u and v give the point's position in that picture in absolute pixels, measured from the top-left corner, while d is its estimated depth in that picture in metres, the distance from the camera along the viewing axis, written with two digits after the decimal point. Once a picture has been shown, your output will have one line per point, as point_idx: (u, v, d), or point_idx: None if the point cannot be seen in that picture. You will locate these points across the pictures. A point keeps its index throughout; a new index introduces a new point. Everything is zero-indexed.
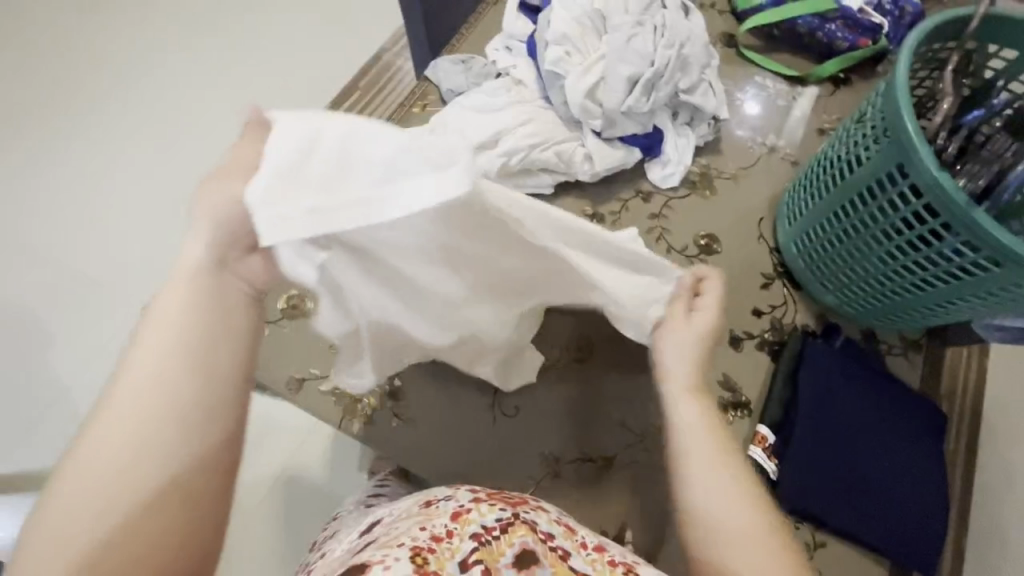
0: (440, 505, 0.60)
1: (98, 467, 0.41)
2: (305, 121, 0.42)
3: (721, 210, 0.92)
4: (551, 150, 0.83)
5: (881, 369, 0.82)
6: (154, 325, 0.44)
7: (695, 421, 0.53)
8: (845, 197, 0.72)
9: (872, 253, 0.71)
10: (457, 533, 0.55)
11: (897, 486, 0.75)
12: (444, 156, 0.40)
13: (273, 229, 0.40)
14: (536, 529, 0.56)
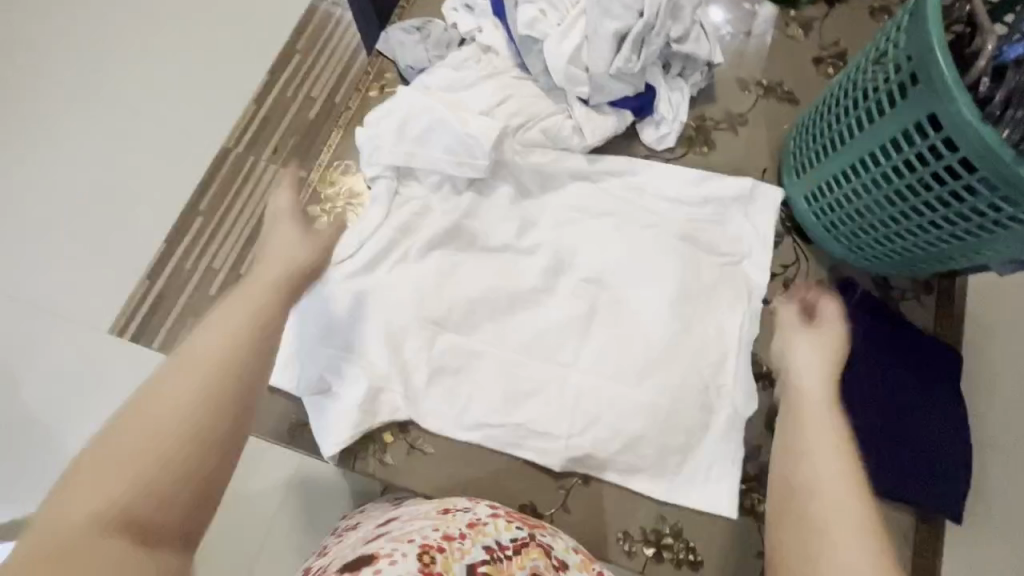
0: (458, 508, 0.55)
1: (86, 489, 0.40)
2: (413, 97, 0.72)
3: (720, 167, 0.86)
4: (534, 129, 0.76)
5: (902, 321, 0.80)
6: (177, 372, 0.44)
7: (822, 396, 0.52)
8: (864, 150, 0.66)
9: (893, 210, 0.67)
10: (470, 537, 0.51)
11: (924, 438, 0.75)
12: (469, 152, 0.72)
13: (372, 155, 0.74)
14: (549, 555, 0.53)
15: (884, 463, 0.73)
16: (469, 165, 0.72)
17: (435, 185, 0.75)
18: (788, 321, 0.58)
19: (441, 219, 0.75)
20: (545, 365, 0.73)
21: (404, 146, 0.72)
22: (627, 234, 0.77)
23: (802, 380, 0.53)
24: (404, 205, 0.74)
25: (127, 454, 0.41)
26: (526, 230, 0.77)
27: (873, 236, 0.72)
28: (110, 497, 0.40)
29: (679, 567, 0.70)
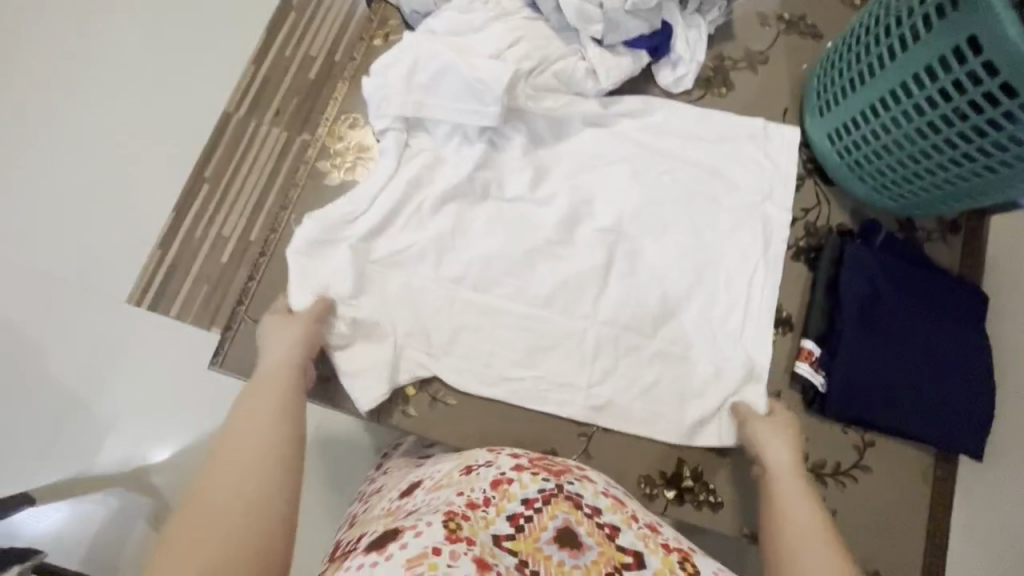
0: (481, 471, 0.56)
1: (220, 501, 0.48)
2: (419, 45, 0.69)
3: (739, 109, 0.82)
4: (547, 73, 0.73)
5: (925, 261, 0.79)
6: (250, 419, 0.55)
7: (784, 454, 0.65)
8: (896, 80, 0.63)
9: (925, 145, 0.64)
10: (495, 502, 0.52)
11: (946, 378, 0.74)
12: (479, 101, 0.69)
13: (378, 109, 0.71)
14: (579, 506, 0.53)
15: (905, 405, 0.73)
16: (480, 115, 0.70)
17: (444, 137, 0.74)
18: (754, 426, 0.68)
19: (454, 168, 0.73)
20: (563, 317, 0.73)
21: (413, 98, 0.70)
22: (644, 183, 0.76)
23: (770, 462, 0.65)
24: (414, 160, 0.73)
25: (238, 477, 0.49)
26: (541, 180, 0.75)
27: (900, 174, 0.70)
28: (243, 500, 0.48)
29: (701, 508, 0.70)
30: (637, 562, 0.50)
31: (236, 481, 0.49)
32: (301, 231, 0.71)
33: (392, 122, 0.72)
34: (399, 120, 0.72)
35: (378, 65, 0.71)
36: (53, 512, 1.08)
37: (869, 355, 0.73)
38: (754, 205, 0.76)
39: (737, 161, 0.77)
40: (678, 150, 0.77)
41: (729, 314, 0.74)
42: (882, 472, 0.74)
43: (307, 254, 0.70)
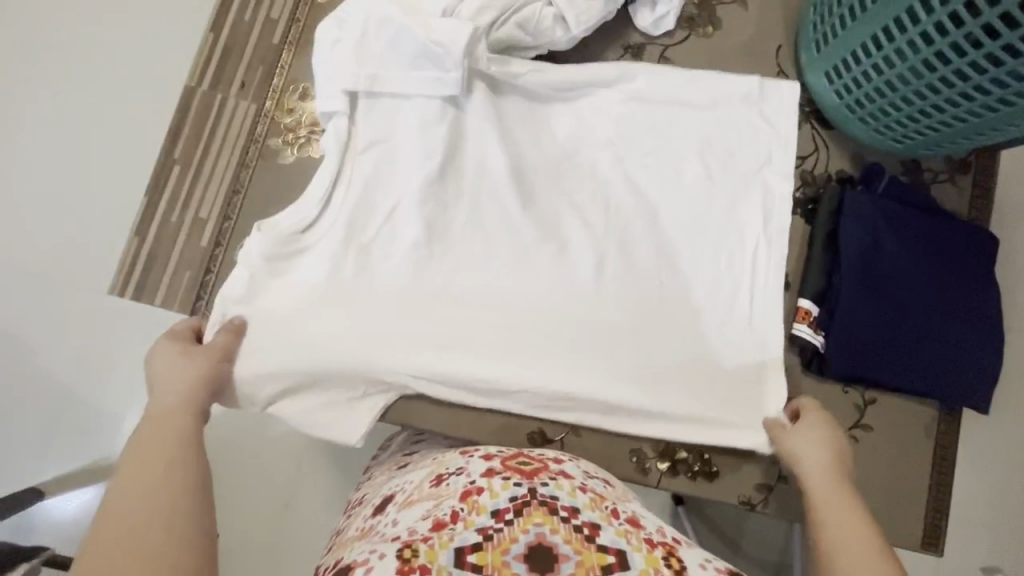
0: (451, 481, 0.55)
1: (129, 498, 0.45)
2: (365, 4, 0.63)
3: (728, 49, 0.75)
4: (510, 24, 0.64)
5: (930, 206, 0.73)
6: (159, 421, 0.52)
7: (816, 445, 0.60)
8: (900, 6, 0.56)
9: (932, 79, 0.58)
10: (464, 516, 0.50)
11: (953, 332, 0.70)
12: (439, 68, 0.63)
13: (322, 88, 0.64)
14: (554, 510, 0.50)
15: (908, 361, 0.70)
16: (439, 82, 0.63)
17: (401, 107, 0.66)
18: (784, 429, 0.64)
19: (417, 134, 0.66)
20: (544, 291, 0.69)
21: (363, 66, 0.63)
22: (627, 141, 0.70)
23: (803, 463, 0.59)
24: (368, 130, 0.66)
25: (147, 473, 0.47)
26: (512, 145, 0.69)
27: (905, 112, 0.63)
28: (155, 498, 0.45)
29: (694, 478, 0.68)
30: (620, 562, 0.48)
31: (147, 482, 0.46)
32: (247, 246, 0.65)
33: (338, 103, 0.64)
34: (349, 96, 0.65)
35: (322, 31, 0.65)
36: (77, 495, 1.08)
37: (872, 313, 0.69)
38: (749, 161, 0.70)
39: (731, 117, 0.71)
40: (664, 109, 0.70)
41: (735, 285, 0.69)
42: (884, 432, 0.72)
43: (257, 269, 0.64)
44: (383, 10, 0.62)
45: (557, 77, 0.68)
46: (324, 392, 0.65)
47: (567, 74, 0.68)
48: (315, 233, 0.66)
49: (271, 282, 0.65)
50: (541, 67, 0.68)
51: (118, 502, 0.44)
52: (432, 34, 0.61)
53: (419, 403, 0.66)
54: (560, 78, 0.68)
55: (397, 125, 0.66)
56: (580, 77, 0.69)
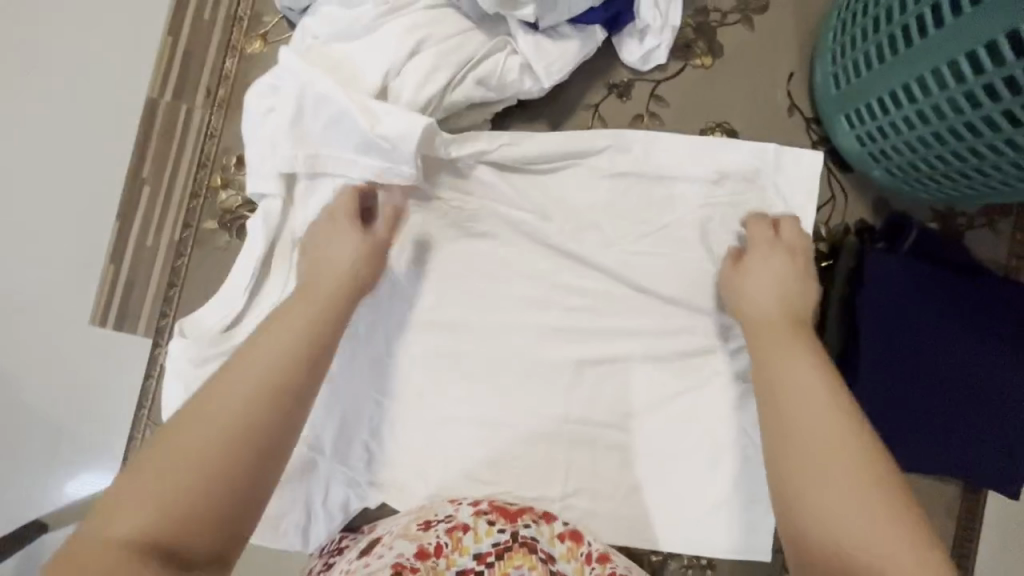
0: (438, 524, 0.49)
1: (208, 418, 0.42)
2: (300, 67, 0.53)
3: (729, 82, 0.64)
4: (470, 78, 0.55)
5: (966, 262, 0.64)
6: (271, 329, 0.48)
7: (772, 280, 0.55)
8: (942, 59, 0.46)
9: (974, 143, 0.48)
10: (448, 552, 0.48)
11: (986, 407, 0.62)
12: (390, 155, 0.53)
13: (257, 166, 0.55)
14: (533, 552, 0.49)
15: (932, 441, 0.62)
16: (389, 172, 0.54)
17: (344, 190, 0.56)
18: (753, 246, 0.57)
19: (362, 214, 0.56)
20: (516, 382, 0.59)
21: (302, 147, 0.54)
22: (615, 201, 0.60)
23: (756, 313, 0.54)
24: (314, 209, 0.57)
25: (236, 397, 0.43)
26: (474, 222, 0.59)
27: (939, 171, 0.54)
28: (229, 432, 0.42)
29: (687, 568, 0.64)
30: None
31: (230, 402, 0.43)
32: (172, 354, 0.57)
33: (272, 186, 0.56)
34: (287, 175, 0.56)
35: (257, 97, 0.56)
36: None
37: (889, 392, 0.62)
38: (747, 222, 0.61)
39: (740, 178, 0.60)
40: (658, 170, 0.60)
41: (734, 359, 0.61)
42: None
43: (189, 378, 0.57)
44: (323, 82, 0.52)
45: (526, 144, 0.58)
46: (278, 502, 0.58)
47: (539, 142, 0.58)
48: (243, 329, 0.57)
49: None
50: (511, 138, 0.58)
51: (194, 413, 0.42)
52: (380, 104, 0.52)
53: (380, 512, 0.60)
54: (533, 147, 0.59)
55: None
56: (553, 145, 0.59)
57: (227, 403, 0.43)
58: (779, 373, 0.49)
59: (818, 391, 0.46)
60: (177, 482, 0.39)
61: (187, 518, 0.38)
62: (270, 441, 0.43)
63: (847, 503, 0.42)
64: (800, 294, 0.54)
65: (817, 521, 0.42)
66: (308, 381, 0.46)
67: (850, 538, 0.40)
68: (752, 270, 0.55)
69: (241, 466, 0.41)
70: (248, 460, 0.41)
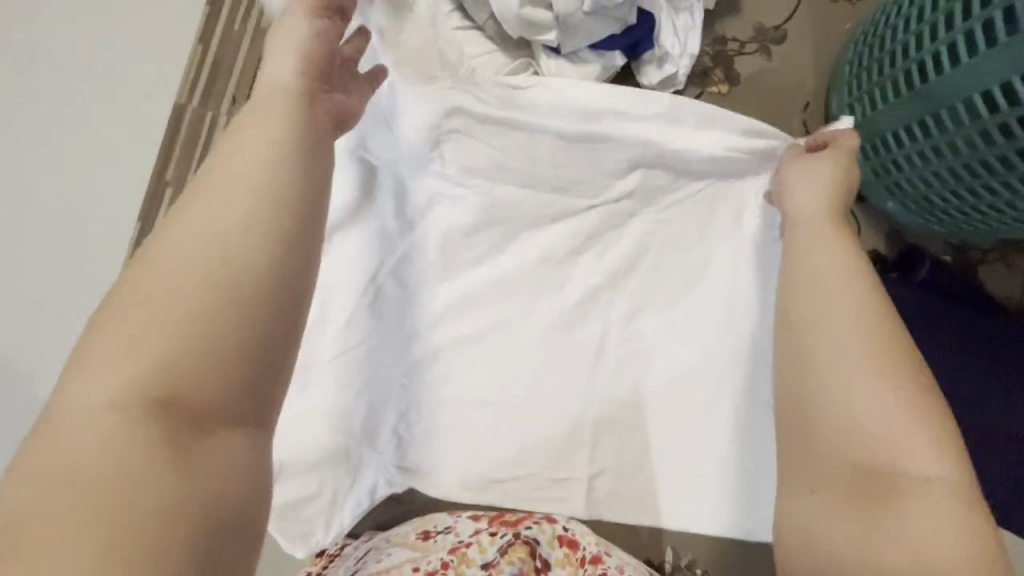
0: (438, 539, 0.53)
1: (173, 264, 0.35)
2: None
3: (746, 108, 0.65)
4: (489, 82, 0.60)
5: (978, 297, 0.64)
6: (231, 159, 0.39)
7: (807, 221, 0.51)
8: (958, 96, 0.46)
9: (990, 179, 0.49)
10: (454, 567, 0.50)
11: (1003, 445, 0.61)
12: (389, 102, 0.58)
13: None
14: (536, 553, 0.50)
15: None
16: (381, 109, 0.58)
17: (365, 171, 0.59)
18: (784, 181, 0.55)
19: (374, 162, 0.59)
20: (526, 389, 0.62)
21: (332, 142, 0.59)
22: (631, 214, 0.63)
23: (803, 207, 0.52)
24: (344, 186, 0.59)
25: (202, 235, 0.36)
26: (496, 211, 0.61)
27: (954, 205, 0.54)
28: (197, 276, 0.34)
29: None
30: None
31: (196, 238, 0.36)
32: None
33: None
34: None
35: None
36: None
37: None
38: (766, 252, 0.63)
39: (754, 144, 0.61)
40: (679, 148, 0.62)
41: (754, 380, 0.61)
42: None
43: None
44: None
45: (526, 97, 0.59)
46: (302, 484, 0.58)
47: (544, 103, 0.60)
48: None
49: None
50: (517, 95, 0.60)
51: (161, 257, 0.35)
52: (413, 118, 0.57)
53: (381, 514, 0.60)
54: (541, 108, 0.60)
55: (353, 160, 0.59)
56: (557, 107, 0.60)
57: (198, 240, 0.36)
58: (825, 300, 0.46)
59: (875, 330, 0.44)
60: (150, 343, 0.32)
61: (184, 371, 0.32)
62: (253, 279, 0.35)
63: (912, 447, 0.39)
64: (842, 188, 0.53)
65: (837, 412, 0.42)
66: (282, 211, 0.38)
67: (872, 458, 0.40)
68: (793, 176, 0.54)
69: (225, 311, 0.34)
70: (231, 304, 0.34)
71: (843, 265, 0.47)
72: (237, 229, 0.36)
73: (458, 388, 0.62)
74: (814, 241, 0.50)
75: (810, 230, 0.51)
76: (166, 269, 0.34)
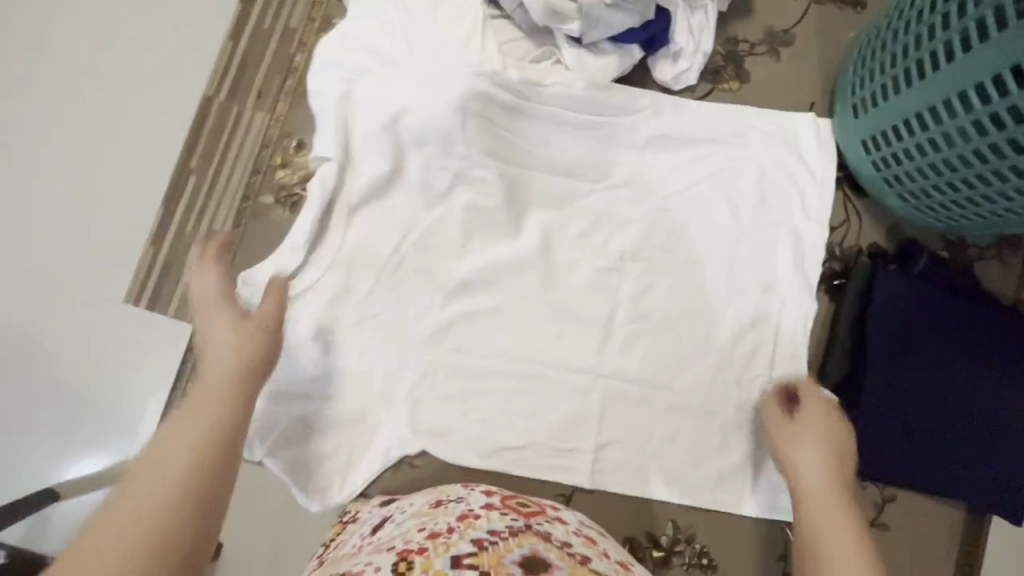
0: (449, 506, 0.52)
1: (123, 515, 0.34)
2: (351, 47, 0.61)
3: (756, 104, 0.69)
4: (514, 68, 0.61)
5: (973, 291, 0.66)
6: (196, 403, 0.42)
7: (814, 447, 0.54)
8: (953, 89, 0.50)
9: (983, 170, 0.52)
10: (459, 529, 0.47)
11: (986, 430, 0.64)
12: (423, 78, 0.59)
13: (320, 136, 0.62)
14: (548, 539, 0.48)
15: (932, 461, 0.64)
16: (420, 87, 0.59)
17: (396, 145, 0.61)
18: (811, 404, 0.58)
19: (407, 136, 0.61)
20: (539, 361, 0.64)
21: (364, 115, 0.61)
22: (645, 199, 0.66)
23: (804, 480, 0.52)
24: (376, 163, 0.62)
25: (153, 480, 0.36)
26: (515, 191, 0.64)
27: (950, 197, 0.57)
28: (141, 524, 0.34)
29: (690, 569, 0.64)
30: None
31: (150, 483, 0.36)
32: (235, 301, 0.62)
33: (333, 150, 0.61)
34: (345, 143, 0.62)
35: (339, 56, 0.61)
36: None
37: (894, 408, 0.64)
38: (766, 240, 0.67)
39: (772, 129, 0.67)
40: (699, 131, 0.66)
41: (752, 359, 0.66)
42: (904, 531, 0.66)
43: None
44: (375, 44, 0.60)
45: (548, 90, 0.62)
46: (324, 444, 0.62)
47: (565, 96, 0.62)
48: (303, 282, 0.63)
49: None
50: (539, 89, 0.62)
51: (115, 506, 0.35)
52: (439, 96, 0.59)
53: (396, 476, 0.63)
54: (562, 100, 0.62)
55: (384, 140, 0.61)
56: (572, 102, 0.63)
57: (147, 485, 0.36)
58: (831, 509, 0.49)
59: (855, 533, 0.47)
60: None
61: None
62: (194, 524, 0.36)
63: None
64: (838, 461, 0.53)
65: None
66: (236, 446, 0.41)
67: None
68: (797, 437, 0.55)
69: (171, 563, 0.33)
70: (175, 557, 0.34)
71: (830, 461, 0.53)
72: (191, 464, 0.38)
73: (476, 358, 0.64)
74: (824, 462, 0.53)
75: (815, 475, 0.52)
76: (121, 515, 0.34)
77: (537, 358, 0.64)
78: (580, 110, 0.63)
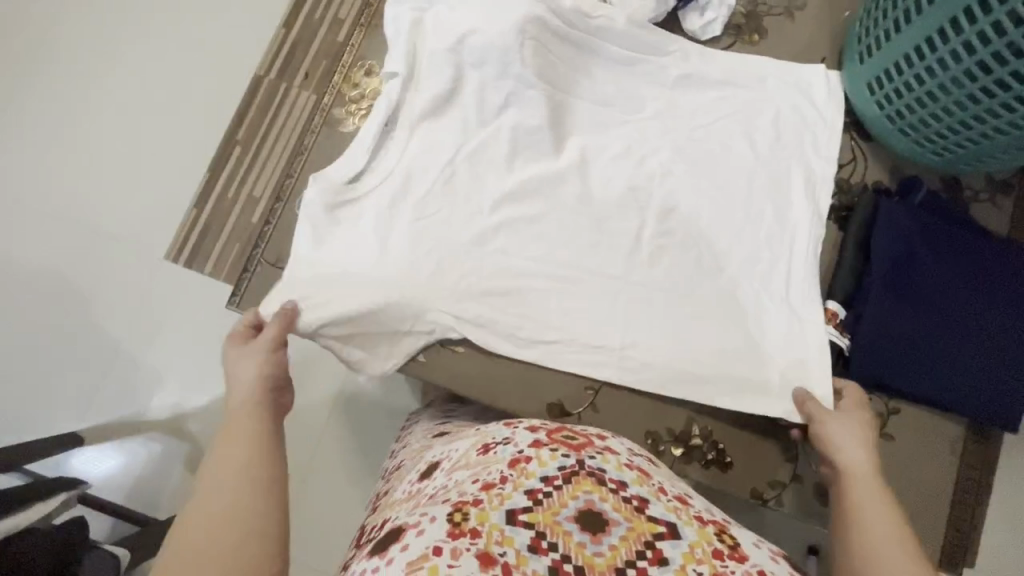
0: (499, 450, 0.52)
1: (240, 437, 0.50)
2: None
3: (774, 54, 0.78)
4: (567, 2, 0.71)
5: (968, 221, 0.73)
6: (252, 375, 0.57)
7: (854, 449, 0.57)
8: (944, 17, 0.58)
9: (972, 90, 0.60)
10: (513, 479, 0.48)
11: (989, 346, 0.68)
12: (485, 9, 0.69)
13: (390, 53, 0.71)
14: (603, 482, 0.48)
15: (937, 373, 0.68)
16: (481, 16, 0.69)
17: (458, 68, 0.70)
18: (818, 414, 0.62)
19: (463, 49, 0.70)
20: (573, 266, 0.71)
21: (429, 38, 0.71)
22: (673, 131, 0.75)
23: (848, 461, 0.56)
24: (439, 81, 0.70)
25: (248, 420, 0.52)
26: (555, 116, 0.73)
27: (946, 123, 0.65)
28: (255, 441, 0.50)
29: (709, 467, 0.69)
30: (672, 532, 0.46)
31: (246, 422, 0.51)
32: (306, 196, 0.70)
33: (400, 67, 0.71)
34: (410, 63, 0.71)
35: None
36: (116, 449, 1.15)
37: (901, 323, 0.69)
38: (782, 171, 0.74)
39: (787, 77, 0.76)
40: (722, 73, 0.75)
41: (766, 275, 0.72)
42: (908, 444, 0.71)
43: (317, 218, 0.69)
44: None
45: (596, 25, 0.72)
46: (383, 324, 0.68)
47: (611, 32, 0.73)
48: (365, 184, 0.71)
49: (333, 230, 0.70)
50: (589, 26, 0.72)
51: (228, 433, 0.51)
52: (497, 24, 0.69)
53: (440, 360, 0.70)
54: (610, 36, 0.73)
55: (448, 61, 0.70)
56: (615, 36, 0.73)
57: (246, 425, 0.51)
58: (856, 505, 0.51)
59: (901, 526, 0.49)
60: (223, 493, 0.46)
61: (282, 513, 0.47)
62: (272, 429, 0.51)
63: None
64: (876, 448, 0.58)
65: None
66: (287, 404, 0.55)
67: None
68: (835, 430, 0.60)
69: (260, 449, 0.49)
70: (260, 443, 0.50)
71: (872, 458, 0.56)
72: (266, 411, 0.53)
73: (518, 259, 0.71)
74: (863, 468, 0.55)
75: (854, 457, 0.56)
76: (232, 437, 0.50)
77: (572, 264, 0.71)
78: (620, 45, 0.73)
